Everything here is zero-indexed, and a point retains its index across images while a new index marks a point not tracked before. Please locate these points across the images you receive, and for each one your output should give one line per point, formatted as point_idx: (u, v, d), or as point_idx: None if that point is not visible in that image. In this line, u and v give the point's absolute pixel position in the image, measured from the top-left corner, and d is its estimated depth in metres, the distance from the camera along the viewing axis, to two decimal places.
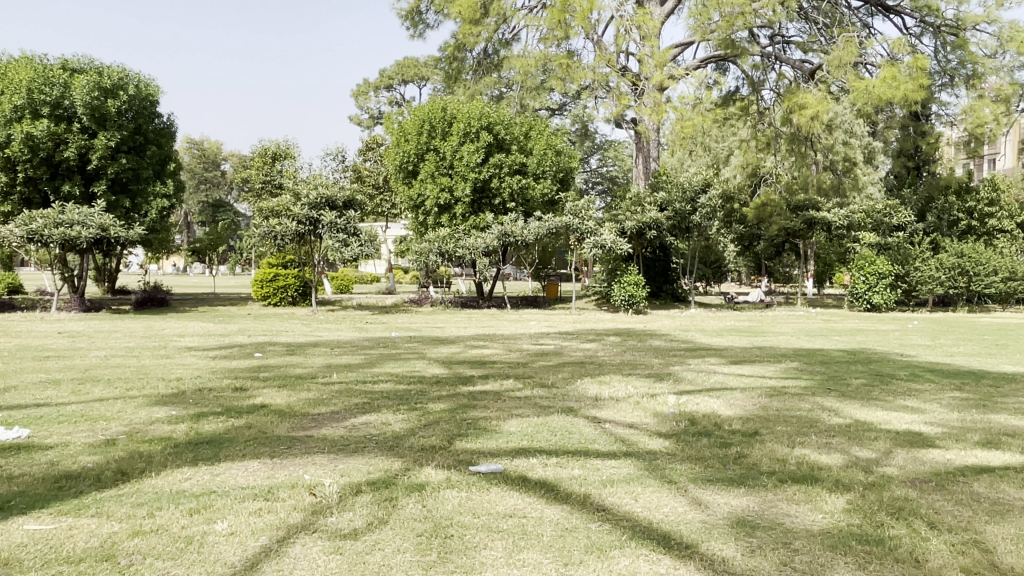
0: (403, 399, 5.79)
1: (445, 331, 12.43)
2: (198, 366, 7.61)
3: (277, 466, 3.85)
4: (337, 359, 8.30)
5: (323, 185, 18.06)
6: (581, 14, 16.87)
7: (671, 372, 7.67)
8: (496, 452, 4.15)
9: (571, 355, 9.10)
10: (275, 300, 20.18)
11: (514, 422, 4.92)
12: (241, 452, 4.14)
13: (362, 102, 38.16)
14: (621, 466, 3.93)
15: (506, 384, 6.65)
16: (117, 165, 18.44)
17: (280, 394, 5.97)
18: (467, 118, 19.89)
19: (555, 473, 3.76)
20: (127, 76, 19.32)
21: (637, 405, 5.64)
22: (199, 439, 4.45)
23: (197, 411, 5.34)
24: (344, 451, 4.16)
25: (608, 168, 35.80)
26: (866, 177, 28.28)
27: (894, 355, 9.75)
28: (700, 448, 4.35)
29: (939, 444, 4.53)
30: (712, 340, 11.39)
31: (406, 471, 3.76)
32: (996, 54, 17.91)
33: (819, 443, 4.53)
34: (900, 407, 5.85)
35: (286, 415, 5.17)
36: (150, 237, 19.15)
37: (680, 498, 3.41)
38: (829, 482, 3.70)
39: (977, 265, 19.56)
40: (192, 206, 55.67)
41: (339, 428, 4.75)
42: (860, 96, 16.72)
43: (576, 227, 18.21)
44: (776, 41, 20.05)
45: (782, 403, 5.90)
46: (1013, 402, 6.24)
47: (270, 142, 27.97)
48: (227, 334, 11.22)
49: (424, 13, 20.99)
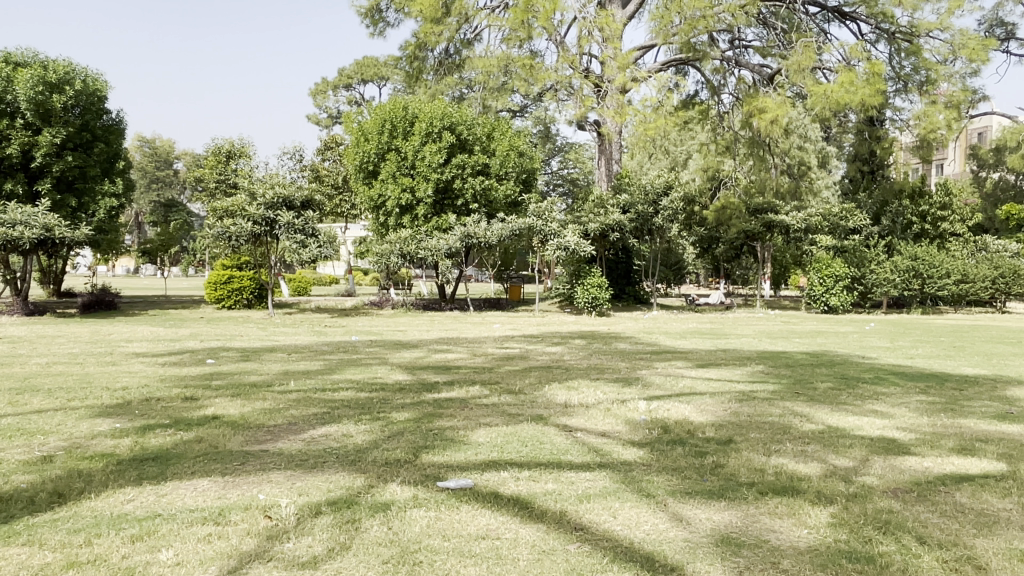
0: (365, 408, 5.54)
1: (407, 334, 12.18)
2: (146, 374, 7.23)
3: (229, 485, 3.59)
4: (295, 365, 7.97)
5: (280, 185, 17.59)
6: (544, 15, 16.74)
7: (640, 376, 7.54)
8: (466, 465, 3.94)
9: (537, 359, 8.91)
10: (228, 303, 19.60)
11: (482, 433, 4.71)
12: (190, 469, 3.86)
13: (319, 101, 37.59)
14: (597, 478, 3.75)
15: (471, 390, 6.43)
16: (62, 163, 17.73)
17: (233, 404, 5.67)
18: (429, 118, 19.62)
19: (527, 489, 3.56)
20: (73, 71, 18.56)
21: (608, 412, 5.46)
22: (145, 455, 4.15)
23: (144, 423, 5.01)
24: (303, 467, 3.91)
25: (569, 170, 35.86)
26: (822, 181, 28.78)
27: (857, 358, 9.80)
28: (676, 458, 4.21)
29: (915, 451, 4.46)
30: (676, 343, 11.34)
31: (370, 489, 3.53)
32: (949, 60, 18.30)
33: (794, 450, 4.42)
34: (870, 411, 5.79)
35: (240, 427, 4.88)
36: (99, 237, 18.42)
37: (660, 514, 3.24)
38: (812, 493, 3.57)
39: (931, 267, 20.00)
40: (143, 206, 54.12)
41: (297, 441, 4.48)
42: (818, 100, 16.90)
43: (540, 229, 18.10)
44: (736, 45, 20.19)
45: (753, 409, 5.78)
46: (979, 405, 6.25)
47: (224, 140, 27.34)
48: (177, 339, 10.77)
49: (384, 11, 20.65)
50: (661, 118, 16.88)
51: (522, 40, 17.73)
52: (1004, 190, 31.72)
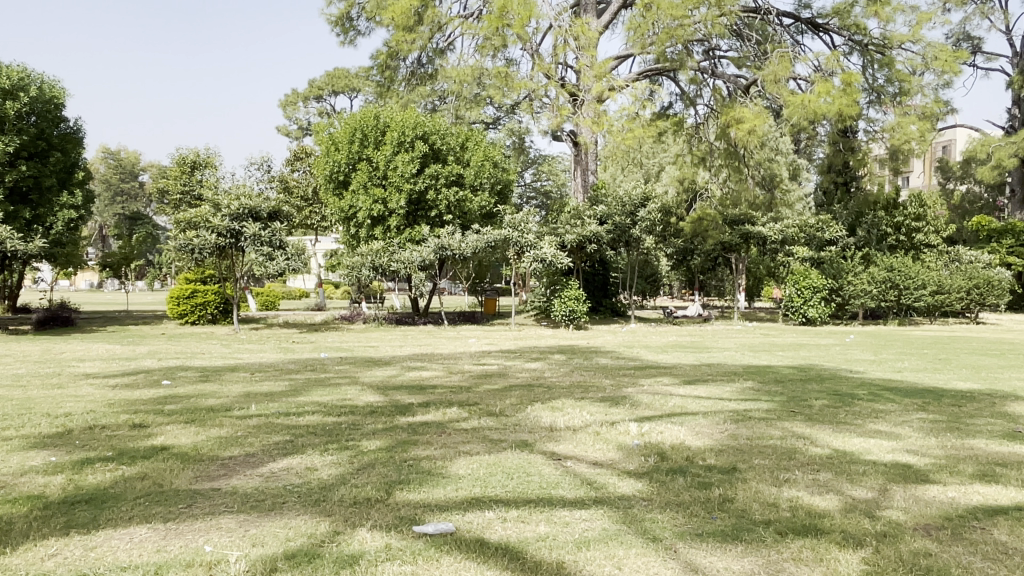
0: (333, 436, 5.03)
1: (378, 351, 11.65)
2: (93, 398, 6.61)
3: (171, 535, 3.09)
4: (258, 387, 7.42)
5: (246, 195, 17.00)
6: (518, 22, 16.34)
7: (626, 394, 7.10)
8: (445, 504, 3.49)
9: (517, 376, 8.48)
10: (192, 318, 18.90)
11: (462, 463, 4.25)
12: (127, 514, 3.34)
13: (290, 113, 37.00)
14: (595, 519, 3.31)
15: (448, 413, 5.94)
16: (16, 173, 16.91)
17: (186, 433, 5.13)
18: (401, 127, 19.24)
19: (517, 533, 3.12)
20: (29, 76, 17.78)
21: (598, 437, 5.03)
22: (78, 497, 3.59)
23: (83, 456, 4.46)
24: (259, 509, 3.42)
25: (542, 182, 35.70)
26: (794, 194, 28.87)
27: (845, 372, 9.48)
28: (678, 491, 3.78)
29: (934, 478, 4.11)
30: (659, 358, 10.95)
31: (335, 537, 3.06)
32: (920, 72, 18.39)
33: (806, 481, 4.03)
34: (873, 432, 5.43)
35: (191, 459, 4.36)
36: (55, 250, 17.60)
37: (671, 563, 2.82)
38: (836, 533, 3.18)
39: (907, 278, 20.01)
40: (107, 218, 53.39)
41: (254, 477, 3.98)
42: (795, 110, 16.70)
43: (515, 240, 17.64)
44: (711, 56, 20.00)
45: (751, 431, 5.38)
46: (983, 424, 5.93)
47: (189, 150, 26.73)
48: (133, 358, 10.14)
49: (355, 20, 20.20)
50: (638, 128, 16.55)
51: (496, 48, 17.36)
52: (972, 203, 32.21)
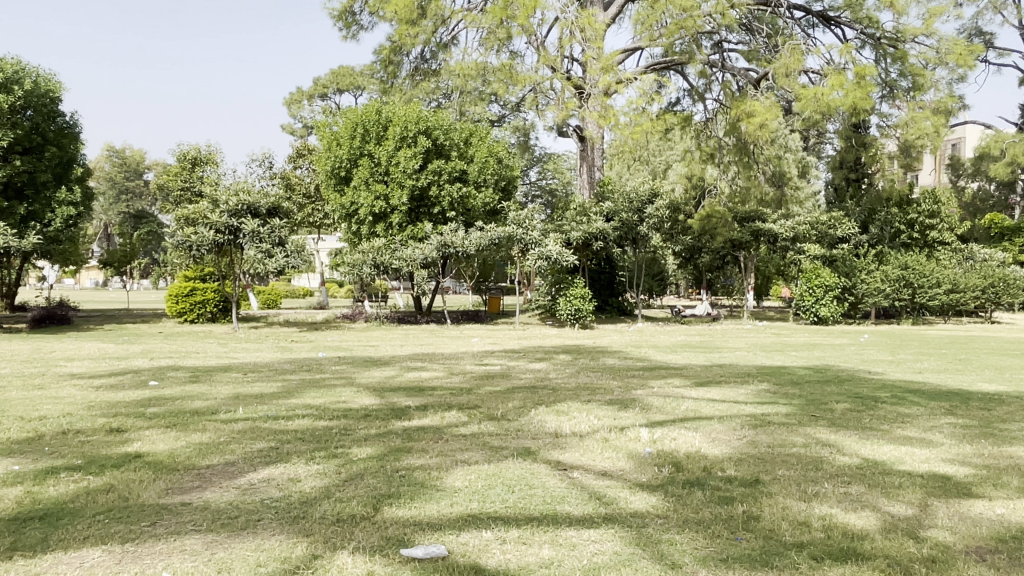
0: (322, 441, 4.67)
1: (377, 350, 11.29)
2: (73, 400, 6.27)
3: (127, 559, 2.74)
4: (249, 388, 7.08)
5: (245, 191, 16.65)
6: (523, 13, 16.06)
7: (635, 397, 6.72)
8: (439, 522, 3.13)
9: (520, 377, 8.10)
10: (191, 316, 18.63)
11: (459, 474, 3.90)
12: (84, 533, 2.99)
13: (294, 110, 36.65)
14: (605, 541, 2.95)
15: (447, 417, 5.57)
16: (10, 168, 16.63)
17: (165, 438, 4.78)
18: (403, 122, 18.85)
19: (517, 558, 2.75)
20: (23, 70, 17.52)
21: (607, 444, 4.67)
22: (31, 512, 3.25)
23: (49, 464, 4.12)
24: (230, 528, 3.06)
25: (548, 181, 35.21)
26: (805, 192, 28.42)
27: (863, 373, 9.08)
28: (698, 508, 3.41)
29: (979, 493, 3.73)
30: (669, 358, 10.54)
31: (312, 562, 2.70)
32: (934, 66, 17.94)
33: (837, 495, 3.65)
34: (904, 439, 5.04)
35: (164, 469, 4.00)
36: (52, 247, 17.25)
37: None
38: (879, 559, 2.81)
39: (921, 277, 19.69)
40: (112, 216, 53.34)
41: (229, 490, 3.63)
42: (807, 104, 16.20)
43: (520, 238, 17.24)
44: (720, 49, 19.55)
45: (772, 438, 5.00)
46: (1019, 429, 5.53)
47: (190, 146, 26.40)
48: (124, 357, 9.80)
49: (358, 14, 19.89)
50: (646, 121, 16.09)
51: (501, 42, 16.97)
52: (984, 201, 32.13)
